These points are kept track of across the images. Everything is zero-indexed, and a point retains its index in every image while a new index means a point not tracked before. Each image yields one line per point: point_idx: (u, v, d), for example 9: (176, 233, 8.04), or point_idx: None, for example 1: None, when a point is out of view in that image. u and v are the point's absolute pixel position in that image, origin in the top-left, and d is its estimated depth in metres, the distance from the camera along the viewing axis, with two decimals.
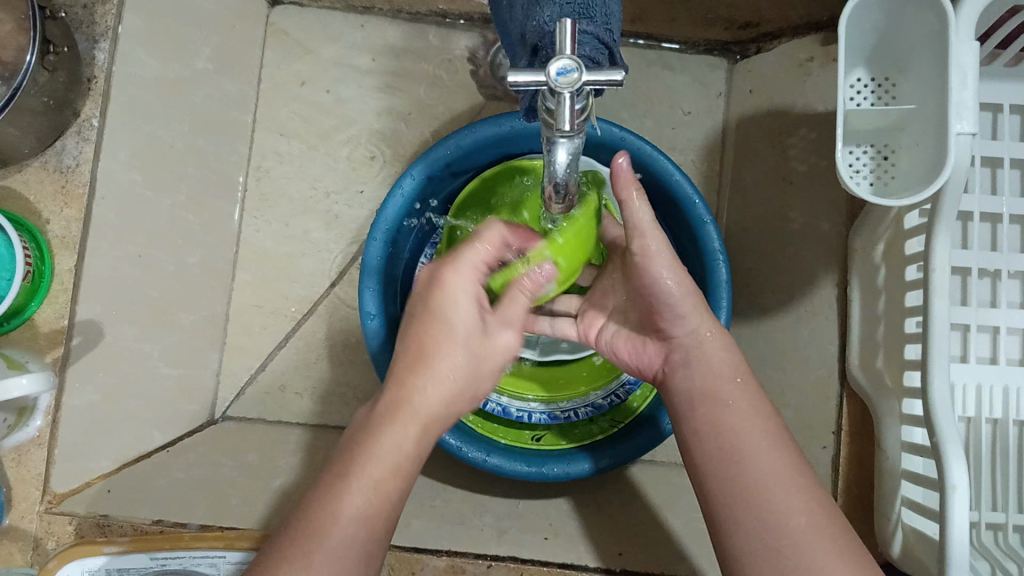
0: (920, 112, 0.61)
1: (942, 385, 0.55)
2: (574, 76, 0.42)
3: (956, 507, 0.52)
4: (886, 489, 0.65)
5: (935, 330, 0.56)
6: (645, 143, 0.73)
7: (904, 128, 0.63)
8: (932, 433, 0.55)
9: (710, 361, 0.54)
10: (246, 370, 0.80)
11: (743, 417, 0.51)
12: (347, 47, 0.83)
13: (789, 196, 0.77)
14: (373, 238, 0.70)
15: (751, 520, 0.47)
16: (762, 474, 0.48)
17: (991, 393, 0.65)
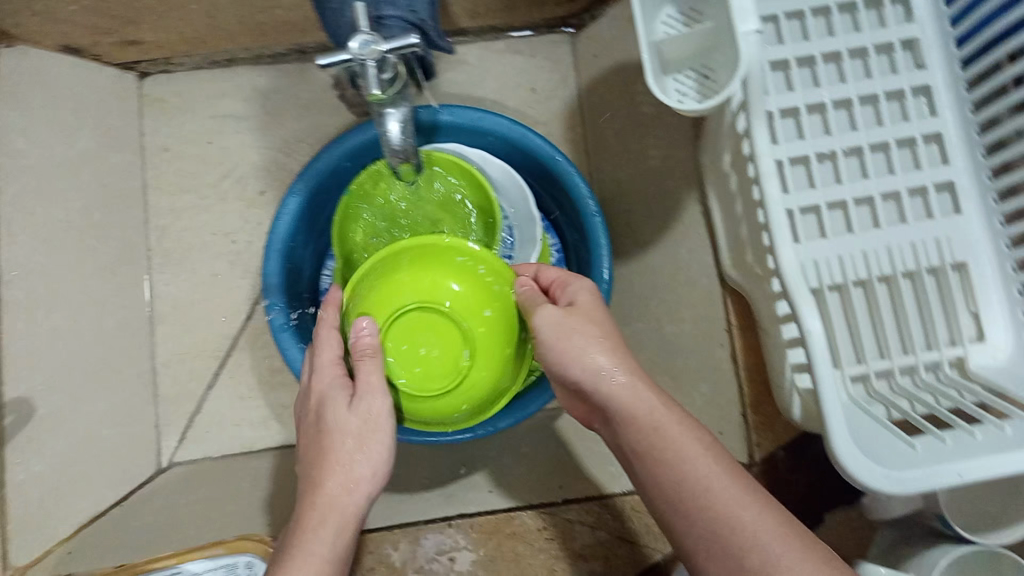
0: (720, 26, 0.68)
1: (788, 250, 0.62)
2: (375, 47, 0.48)
3: (818, 351, 0.58)
4: (777, 364, 0.71)
5: (771, 207, 0.63)
6: (502, 119, 0.79)
7: (715, 46, 0.70)
8: (788, 296, 0.61)
9: (624, 393, 0.53)
10: (185, 415, 0.82)
11: (673, 437, 0.51)
12: (221, 98, 0.89)
13: (648, 136, 0.86)
14: (270, 259, 0.75)
15: (696, 515, 0.49)
16: (706, 479, 0.49)
17: (858, 259, 0.72)
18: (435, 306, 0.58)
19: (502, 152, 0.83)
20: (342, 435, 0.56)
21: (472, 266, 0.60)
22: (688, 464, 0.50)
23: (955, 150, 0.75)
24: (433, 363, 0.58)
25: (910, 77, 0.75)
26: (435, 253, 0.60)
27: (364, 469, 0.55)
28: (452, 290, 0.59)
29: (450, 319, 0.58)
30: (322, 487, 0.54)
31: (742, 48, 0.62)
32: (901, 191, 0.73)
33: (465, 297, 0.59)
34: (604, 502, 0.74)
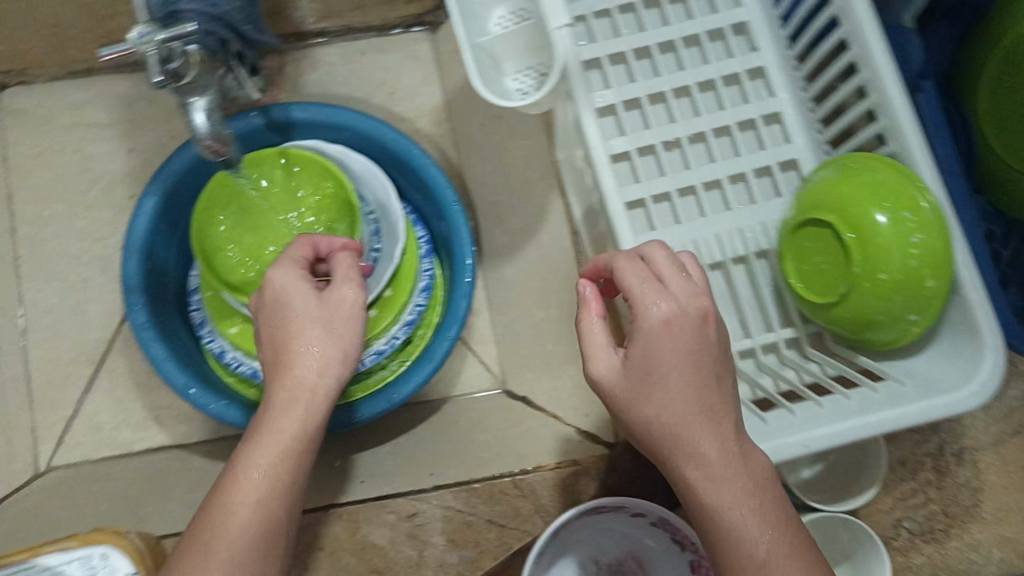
0: None
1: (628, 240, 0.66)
2: (153, 34, 0.52)
3: None
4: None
5: (609, 199, 0.66)
6: (357, 114, 0.80)
7: (545, 44, 0.71)
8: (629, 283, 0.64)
9: (674, 421, 0.50)
10: (64, 421, 0.84)
11: (721, 517, 0.49)
12: (83, 107, 0.88)
13: (506, 131, 0.87)
14: (129, 260, 0.76)
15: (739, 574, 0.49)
16: (747, 529, 0.49)
17: (729, 236, 0.74)
18: (862, 232, 0.62)
19: (361, 145, 0.84)
20: (246, 444, 0.56)
21: (913, 226, 0.61)
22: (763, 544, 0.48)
23: (797, 130, 0.75)
24: (824, 286, 0.65)
25: (744, 61, 0.76)
26: (892, 191, 0.62)
27: (246, 481, 0.54)
28: (883, 221, 0.61)
29: (862, 255, 0.62)
30: (218, 497, 0.54)
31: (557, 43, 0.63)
32: (748, 173, 0.74)
33: (833, 254, 0.64)
34: (471, 486, 0.79)
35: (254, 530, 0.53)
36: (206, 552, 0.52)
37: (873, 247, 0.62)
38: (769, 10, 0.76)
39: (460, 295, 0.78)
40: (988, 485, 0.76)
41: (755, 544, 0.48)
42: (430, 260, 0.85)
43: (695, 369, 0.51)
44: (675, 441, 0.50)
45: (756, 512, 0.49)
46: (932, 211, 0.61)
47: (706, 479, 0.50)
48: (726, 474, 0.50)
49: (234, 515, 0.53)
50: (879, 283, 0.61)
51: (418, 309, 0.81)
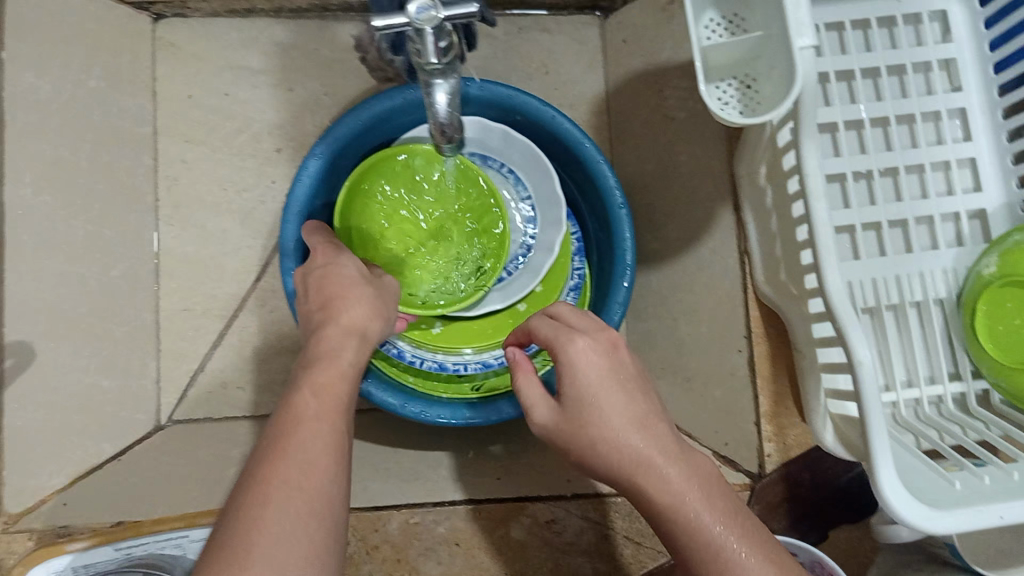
0: (769, 37, 0.65)
1: (835, 275, 0.63)
2: (433, 14, 0.44)
3: (867, 378, 0.60)
4: (811, 386, 0.72)
5: (820, 230, 0.64)
6: (532, 97, 0.77)
7: (762, 56, 0.67)
8: (835, 321, 0.63)
9: (601, 416, 0.50)
10: (185, 375, 0.80)
11: (659, 497, 0.48)
12: (237, 50, 0.85)
13: (673, 133, 0.83)
14: (287, 223, 0.73)
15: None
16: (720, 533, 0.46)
17: (910, 280, 0.75)
18: None
19: (526, 129, 0.81)
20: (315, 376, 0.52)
21: None
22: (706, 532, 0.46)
23: (989, 179, 0.76)
24: (1016, 350, 0.66)
25: (945, 100, 0.76)
26: None
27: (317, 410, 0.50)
28: None
29: None
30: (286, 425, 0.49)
31: (800, 64, 0.59)
32: (935, 215, 0.75)
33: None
34: (614, 501, 0.74)
35: (308, 480, 0.45)
36: (270, 547, 0.42)
37: None
38: (981, 50, 0.76)
39: (616, 301, 0.76)
40: None
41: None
42: (580, 258, 0.82)
43: (619, 381, 0.51)
44: (643, 472, 0.48)
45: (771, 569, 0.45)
46: None
47: (684, 516, 0.47)
48: (691, 502, 0.47)
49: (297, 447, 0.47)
50: None
51: None
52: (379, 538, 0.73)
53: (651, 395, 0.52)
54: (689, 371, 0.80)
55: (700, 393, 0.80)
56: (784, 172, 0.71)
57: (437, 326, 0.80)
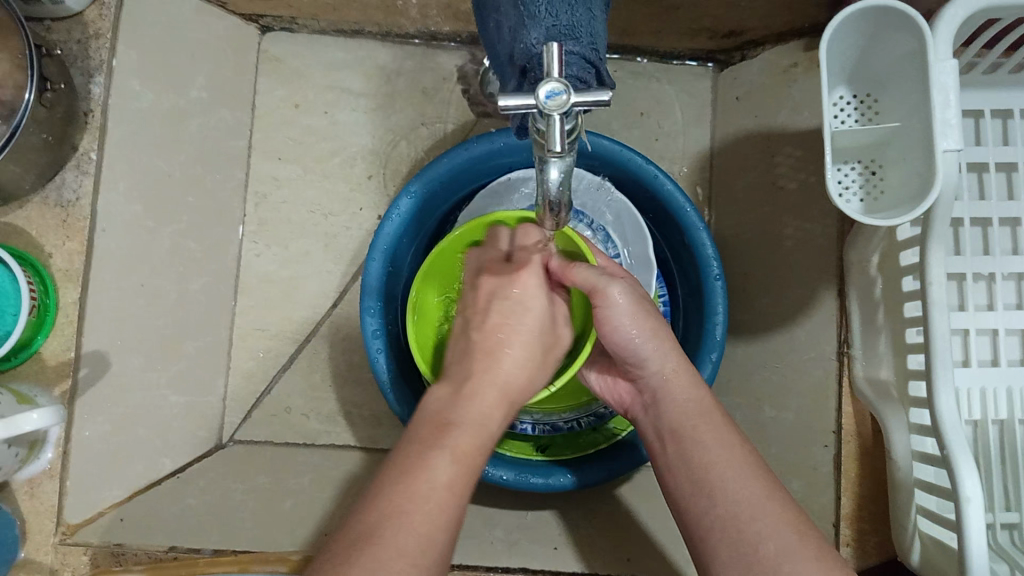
0: (905, 127, 0.61)
1: (948, 394, 0.58)
2: (562, 99, 0.44)
3: (971, 515, 0.55)
4: (902, 498, 0.67)
5: (937, 339, 0.59)
6: (637, 155, 0.74)
7: (892, 145, 0.63)
8: (942, 444, 0.58)
9: (676, 394, 0.56)
10: (252, 395, 0.80)
11: (700, 449, 0.52)
12: (340, 71, 0.85)
13: (778, 203, 0.78)
14: (372, 261, 0.71)
15: (725, 547, 0.48)
16: (737, 502, 0.48)
17: (1023, 394, 0.67)
18: None
19: (625, 184, 0.78)
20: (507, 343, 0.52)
21: None
22: (726, 487, 0.49)
23: None
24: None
25: None
26: None
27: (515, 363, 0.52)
28: None
29: None
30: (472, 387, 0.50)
31: (941, 166, 0.56)
32: None
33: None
34: None
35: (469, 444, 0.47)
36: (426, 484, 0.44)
37: None
38: None
39: None
40: None
41: (766, 537, 0.46)
42: None
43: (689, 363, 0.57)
44: (675, 422, 0.55)
45: (771, 512, 0.47)
46: None
47: (708, 460, 0.51)
48: (715, 451, 0.51)
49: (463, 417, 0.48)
50: None
51: None
52: None
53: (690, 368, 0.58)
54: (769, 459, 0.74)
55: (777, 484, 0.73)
56: (900, 268, 0.66)
57: None
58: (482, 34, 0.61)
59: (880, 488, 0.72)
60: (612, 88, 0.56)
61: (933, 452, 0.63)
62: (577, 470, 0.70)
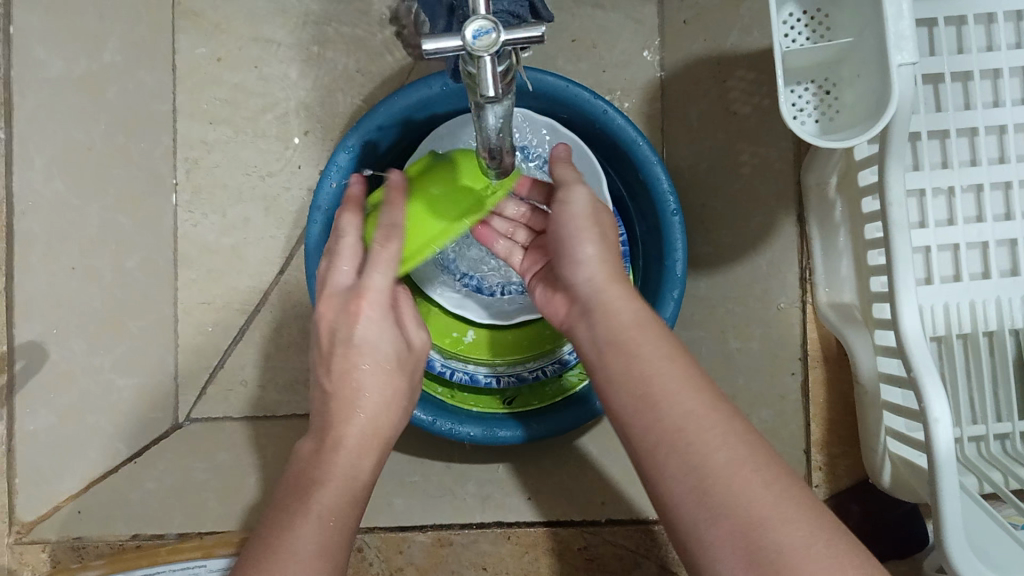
0: (859, 43, 0.58)
1: (911, 313, 0.56)
2: (493, 36, 0.41)
3: (940, 436, 0.53)
4: (871, 420, 0.67)
5: (899, 259, 0.57)
6: (581, 88, 0.70)
7: (849, 61, 0.60)
8: (908, 365, 0.56)
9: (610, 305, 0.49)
10: (205, 371, 0.76)
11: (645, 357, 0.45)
12: (264, 21, 0.79)
13: (735, 131, 0.78)
14: (313, 223, 0.67)
15: (694, 501, 0.41)
16: (681, 416, 0.43)
17: (987, 307, 0.66)
18: None
19: (573, 121, 0.74)
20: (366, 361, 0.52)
21: None
22: (671, 401, 0.43)
23: None
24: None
25: None
26: None
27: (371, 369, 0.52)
28: None
29: None
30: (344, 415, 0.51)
31: (896, 83, 0.53)
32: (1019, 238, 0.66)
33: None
34: (650, 529, 0.70)
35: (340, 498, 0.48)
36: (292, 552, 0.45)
37: None
38: None
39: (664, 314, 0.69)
40: None
41: (722, 460, 0.41)
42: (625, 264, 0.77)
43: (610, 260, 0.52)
44: (611, 333, 0.48)
45: (755, 468, 0.41)
46: None
47: (693, 451, 0.42)
48: (701, 416, 0.43)
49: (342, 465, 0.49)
50: None
51: None
52: (404, 560, 0.70)
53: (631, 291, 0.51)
54: (736, 388, 0.74)
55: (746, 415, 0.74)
56: (859, 189, 0.64)
57: (469, 334, 0.74)
58: None
59: (847, 411, 0.72)
60: (548, 21, 0.53)
61: (902, 373, 0.62)
62: (544, 419, 0.68)
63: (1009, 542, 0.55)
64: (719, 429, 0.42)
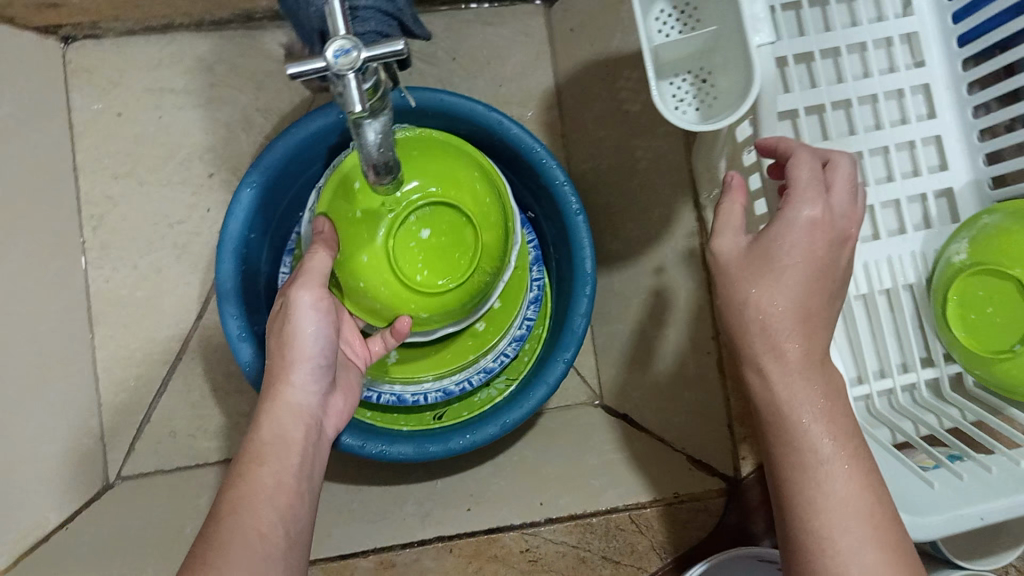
0: (723, 32, 0.62)
1: None
2: (353, 55, 0.42)
3: None
4: None
5: None
6: (476, 104, 0.72)
7: (716, 49, 0.63)
8: None
9: (813, 310, 0.48)
10: (132, 426, 0.76)
11: (793, 394, 0.47)
12: (159, 69, 0.79)
13: (622, 124, 0.80)
14: (223, 261, 0.68)
15: (806, 521, 0.46)
16: (825, 445, 0.46)
17: (876, 268, 0.69)
18: None
19: (473, 137, 0.76)
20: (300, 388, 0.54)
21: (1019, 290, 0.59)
22: (811, 431, 0.47)
23: (955, 156, 0.71)
24: (991, 339, 0.60)
25: (911, 77, 0.70)
26: (1011, 258, 0.59)
27: (307, 384, 0.55)
28: None
29: None
30: (275, 418, 0.53)
31: (756, 62, 0.56)
32: (901, 198, 0.69)
33: (1013, 314, 0.60)
34: (589, 521, 0.72)
35: (281, 494, 0.49)
36: (242, 542, 0.46)
37: (1012, 311, 0.60)
38: (943, 22, 0.70)
39: (578, 311, 0.72)
40: None
41: (843, 493, 0.45)
42: (539, 268, 0.79)
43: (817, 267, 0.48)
44: (797, 330, 0.48)
45: (870, 485, 0.46)
46: (988, 239, 0.60)
47: (826, 475, 0.46)
48: (837, 457, 0.46)
49: (285, 467, 0.51)
50: (1001, 338, 0.60)
51: (527, 322, 0.76)
52: None
53: (834, 280, 0.50)
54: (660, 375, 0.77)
55: (672, 399, 0.76)
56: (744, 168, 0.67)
57: (393, 355, 0.73)
58: None
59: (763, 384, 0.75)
60: (424, 39, 0.55)
61: None
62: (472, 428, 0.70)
63: (917, 480, 0.58)
64: (849, 459, 0.46)
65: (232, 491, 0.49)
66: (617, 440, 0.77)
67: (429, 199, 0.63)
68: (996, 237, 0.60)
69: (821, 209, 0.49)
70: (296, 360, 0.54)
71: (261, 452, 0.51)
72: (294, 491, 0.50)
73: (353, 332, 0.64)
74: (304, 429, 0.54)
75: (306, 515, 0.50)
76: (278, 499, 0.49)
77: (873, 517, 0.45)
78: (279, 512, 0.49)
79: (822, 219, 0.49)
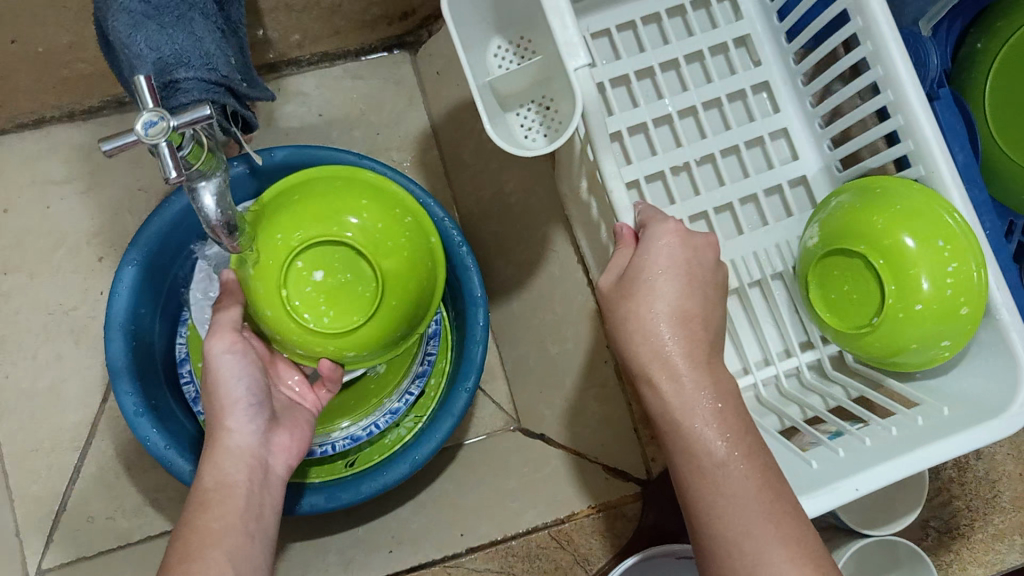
0: (550, 61, 0.64)
1: None
2: (162, 125, 0.43)
3: None
4: None
5: None
6: (344, 152, 0.71)
7: (549, 78, 0.66)
8: None
9: (695, 324, 0.51)
10: (48, 516, 0.76)
11: (682, 396, 0.49)
12: (37, 163, 0.81)
13: (496, 159, 0.85)
14: (110, 340, 0.68)
15: (713, 519, 0.47)
16: (726, 439, 0.48)
17: (741, 264, 0.69)
18: (895, 262, 0.58)
19: None
20: (235, 436, 0.55)
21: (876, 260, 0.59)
22: (706, 430, 0.48)
23: (804, 146, 0.73)
24: (852, 315, 0.61)
25: (750, 77, 0.73)
26: (859, 231, 0.60)
27: (245, 427, 0.56)
28: (903, 244, 0.58)
29: (894, 281, 0.58)
30: (219, 462, 0.53)
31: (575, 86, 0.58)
32: (758, 192, 0.71)
33: (867, 287, 0.60)
34: (510, 545, 0.76)
35: (233, 532, 0.50)
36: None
37: (870, 285, 0.60)
38: (770, 22, 0.74)
39: (475, 339, 0.72)
40: (1007, 475, 0.81)
41: (742, 482, 0.47)
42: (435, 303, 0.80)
43: (689, 275, 0.51)
44: (675, 345, 0.50)
45: (761, 470, 0.48)
46: (834, 219, 0.62)
47: (723, 468, 0.48)
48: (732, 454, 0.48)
49: (232, 506, 0.51)
50: (862, 315, 0.60)
51: (429, 358, 0.78)
52: None
53: (709, 290, 0.52)
54: (565, 390, 0.80)
55: (580, 413, 0.80)
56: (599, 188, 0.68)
57: None
58: (118, 74, 0.59)
59: None
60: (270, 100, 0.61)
61: None
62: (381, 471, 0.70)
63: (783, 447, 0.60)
64: (746, 453, 0.48)
65: (181, 541, 0.49)
66: (533, 461, 0.79)
67: (317, 241, 0.60)
68: (842, 216, 0.61)
69: (679, 238, 0.52)
70: (225, 407, 0.55)
71: (205, 500, 0.51)
72: (243, 532, 0.51)
73: (293, 378, 0.65)
74: (249, 471, 0.54)
75: (258, 553, 0.51)
76: (228, 542, 0.49)
77: (772, 498, 0.47)
78: (229, 554, 0.49)
79: (682, 239, 0.52)
